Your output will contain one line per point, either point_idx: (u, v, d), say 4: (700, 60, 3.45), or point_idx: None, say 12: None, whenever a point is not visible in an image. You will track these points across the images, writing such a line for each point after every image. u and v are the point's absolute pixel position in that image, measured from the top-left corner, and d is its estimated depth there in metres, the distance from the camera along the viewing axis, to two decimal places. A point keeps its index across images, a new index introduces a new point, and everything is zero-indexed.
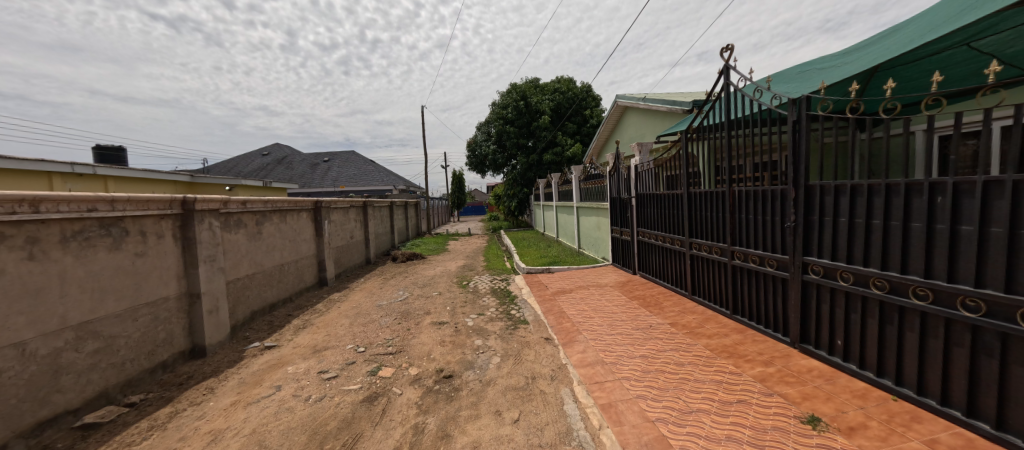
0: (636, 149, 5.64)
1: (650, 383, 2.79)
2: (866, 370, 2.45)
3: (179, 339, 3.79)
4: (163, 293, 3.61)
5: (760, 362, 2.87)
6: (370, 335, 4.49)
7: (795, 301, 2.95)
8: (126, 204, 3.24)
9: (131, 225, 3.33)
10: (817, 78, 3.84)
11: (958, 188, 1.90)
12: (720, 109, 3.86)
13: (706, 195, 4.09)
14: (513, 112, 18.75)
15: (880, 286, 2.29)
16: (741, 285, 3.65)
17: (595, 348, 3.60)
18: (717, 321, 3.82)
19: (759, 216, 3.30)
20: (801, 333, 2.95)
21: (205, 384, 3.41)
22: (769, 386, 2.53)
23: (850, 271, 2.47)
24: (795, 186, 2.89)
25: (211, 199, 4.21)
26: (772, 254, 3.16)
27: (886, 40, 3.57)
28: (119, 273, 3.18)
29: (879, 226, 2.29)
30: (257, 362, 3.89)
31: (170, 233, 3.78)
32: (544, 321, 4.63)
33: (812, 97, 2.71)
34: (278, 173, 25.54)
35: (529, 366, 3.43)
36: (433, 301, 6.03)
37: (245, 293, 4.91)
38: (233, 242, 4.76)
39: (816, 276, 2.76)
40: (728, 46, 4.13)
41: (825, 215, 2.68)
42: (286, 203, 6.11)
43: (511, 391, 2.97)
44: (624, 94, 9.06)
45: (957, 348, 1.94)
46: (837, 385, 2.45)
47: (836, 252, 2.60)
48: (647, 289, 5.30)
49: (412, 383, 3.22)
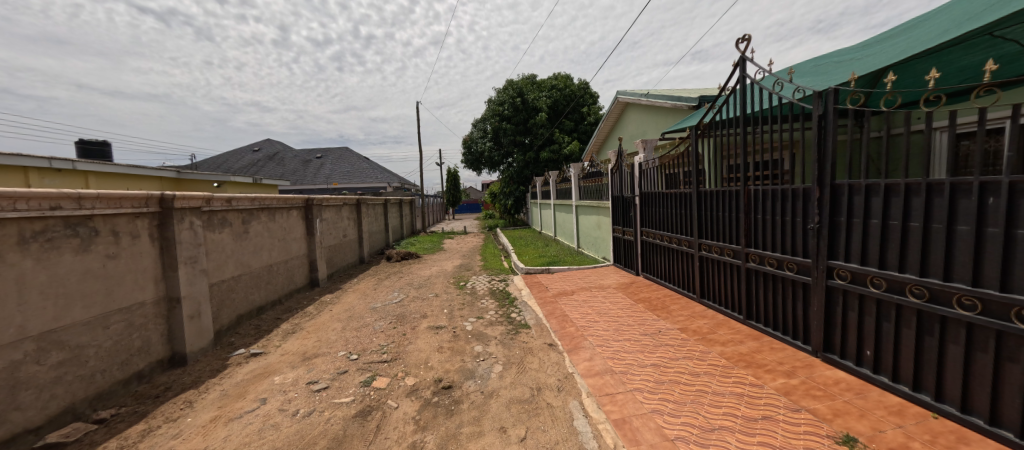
0: (640, 146, 5.49)
1: (665, 395, 2.61)
2: (900, 383, 2.28)
3: (157, 347, 3.52)
4: (138, 298, 3.34)
5: (781, 373, 2.70)
6: (363, 341, 4.26)
7: (817, 307, 2.79)
8: (95, 201, 2.96)
9: (101, 225, 3.05)
10: (837, 72, 3.72)
11: (1014, 188, 1.71)
12: (734, 104, 3.65)
13: (716, 194, 3.92)
14: (510, 108, 18.48)
15: (917, 294, 2.11)
16: (755, 289, 3.49)
17: (602, 355, 3.41)
18: (730, 326, 3.67)
19: (776, 216, 3.14)
20: (824, 342, 2.79)
21: (184, 397, 3.15)
22: (795, 401, 2.36)
23: (882, 276, 2.30)
24: (819, 185, 2.72)
25: (192, 196, 3.93)
26: (792, 257, 3.00)
27: (914, 31, 3.40)
28: (88, 277, 2.91)
29: (917, 229, 2.11)
30: (242, 372, 3.64)
31: (146, 233, 3.49)
32: (546, 326, 4.43)
33: (840, 90, 2.51)
34: (269, 169, 24.96)
35: (532, 376, 3.22)
36: (429, 303, 5.80)
37: (230, 296, 4.64)
38: (217, 242, 4.46)
39: (843, 281, 2.59)
40: (743, 36, 3.93)
41: (853, 216, 2.51)
42: (274, 201, 5.83)
43: (515, 405, 2.76)
44: (625, 90, 8.89)
45: (1011, 364, 1.76)
46: (870, 399, 2.28)
47: (865, 256, 2.43)
48: (652, 292, 5.12)
49: (409, 395, 3.00)
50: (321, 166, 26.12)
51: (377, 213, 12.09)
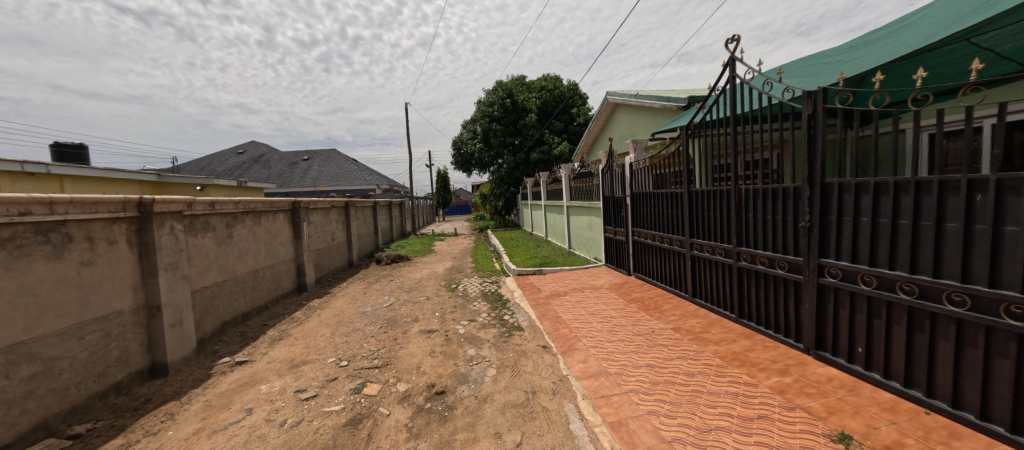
0: (631, 146, 5.50)
1: (661, 397, 2.59)
2: (891, 380, 2.32)
3: (136, 357, 3.37)
4: (115, 307, 3.20)
5: (775, 371, 2.72)
6: (353, 347, 4.17)
7: (810, 305, 2.82)
8: (68, 206, 2.82)
9: (75, 231, 2.91)
10: (825, 73, 3.80)
11: (1001, 185, 1.74)
12: (724, 104, 3.68)
13: (707, 194, 3.95)
14: (499, 109, 18.49)
15: (908, 290, 2.15)
16: (747, 288, 3.51)
17: (596, 357, 3.39)
18: (722, 325, 3.68)
19: (768, 215, 3.17)
20: (816, 340, 2.82)
21: (164, 409, 3.02)
22: (790, 399, 2.38)
23: (873, 273, 2.33)
24: (809, 184, 2.75)
25: (173, 200, 3.79)
26: (783, 255, 3.03)
27: (899, 33, 3.49)
28: (61, 285, 2.78)
29: (906, 226, 2.15)
30: (227, 381, 3.52)
31: (124, 239, 3.35)
32: (539, 328, 4.39)
33: (828, 89, 2.56)
34: (254, 172, 24.39)
35: (527, 379, 3.18)
36: (420, 306, 5.71)
37: (214, 303, 4.50)
38: (199, 247, 4.31)
39: (834, 279, 2.62)
40: (733, 37, 3.95)
41: (843, 214, 2.54)
42: (259, 204, 5.67)
43: (510, 409, 2.71)
44: (614, 91, 8.97)
45: (1000, 359, 1.79)
46: (862, 396, 2.31)
47: (856, 254, 2.47)
48: (644, 292, 5.13)
49: (401, 401, 2.94)
50: (308, 168, 25.65)
51: (366, 216, 11.94)
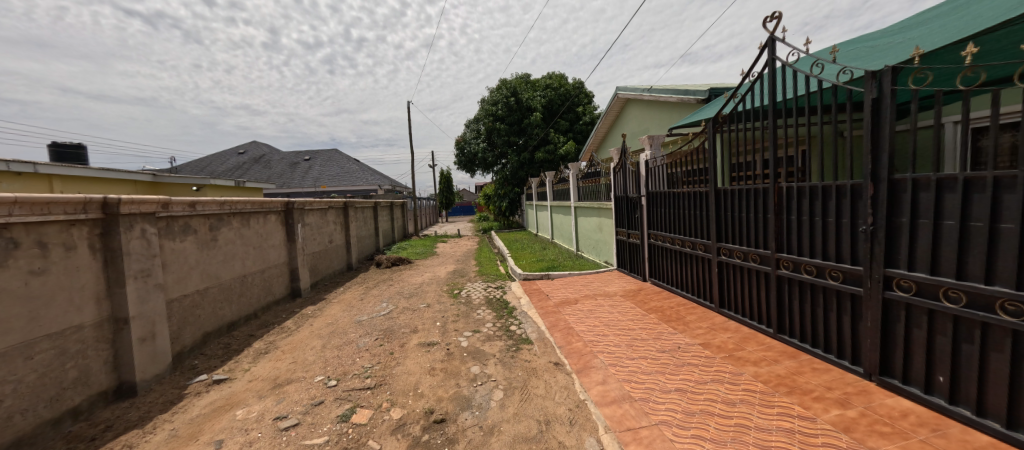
0: (647, 142, 5.07)
1: (699, 432, 2.18)
2: (987, 418, 1.89)
3: (99, 377, 3.00)
4: (73, 322, 2.82)
5: (834, 403, 2.30)
6: (344, 363, 3.77)
7: (873, 323, 2.39)
8: (13, 206, 2.42)
9: (22, 235, 2.53)
10: (875, 55, 3.37)
11: None
12: (760, 91, 3.24)
13: (737, 193, 3.54)
14: (504, 108, 18.05)
15: (1013, 311, 1.73)
16: (789, 300, 3.09)
17: (616, 377, 2.98)
18: (758, 342, 3.27)
19: (816, 217, 2.75)
20: (880, 364, 2.39)
21: (123, 439, 2.63)
22: (860, 440, 1.96)
23: (960, 288, 1.91)
24: (873, 181, 2.32)
25: (145, 200, 3.41)
26: (836, 264, 2.61)
27: (967, 9, 3.06)
28: (5, 298, 2.41)
29: (1013, 232, 1.73)
30: (199, 404, 3.14)
31: (86, 244, 2.99)
32: (550, 341, 3.99)
33: (900, 68, 2.13)
34: (255, 172, 24.11)
35: (539, 405, 2.78)
36: (420, 315, 5.32)
37: (194, 313, 4.13)
38: (178, 252, 3.95)
39: (905, 294, 2.19)
40: (773, 14, 3.42)
41: (919, 217, 2.12)
42: (248, 205, 5.30)
43: (521, 445, 2.31)
44: (625, 86, 8.57)
45: None
46: (952, 439, 1.89)
47: (937, 264, 2.04)
48: (662, 301, 4.70)
49: (394, 432, 2.55)
50: (310, 168, 25.37)
51: (366, 217, 11.55)
